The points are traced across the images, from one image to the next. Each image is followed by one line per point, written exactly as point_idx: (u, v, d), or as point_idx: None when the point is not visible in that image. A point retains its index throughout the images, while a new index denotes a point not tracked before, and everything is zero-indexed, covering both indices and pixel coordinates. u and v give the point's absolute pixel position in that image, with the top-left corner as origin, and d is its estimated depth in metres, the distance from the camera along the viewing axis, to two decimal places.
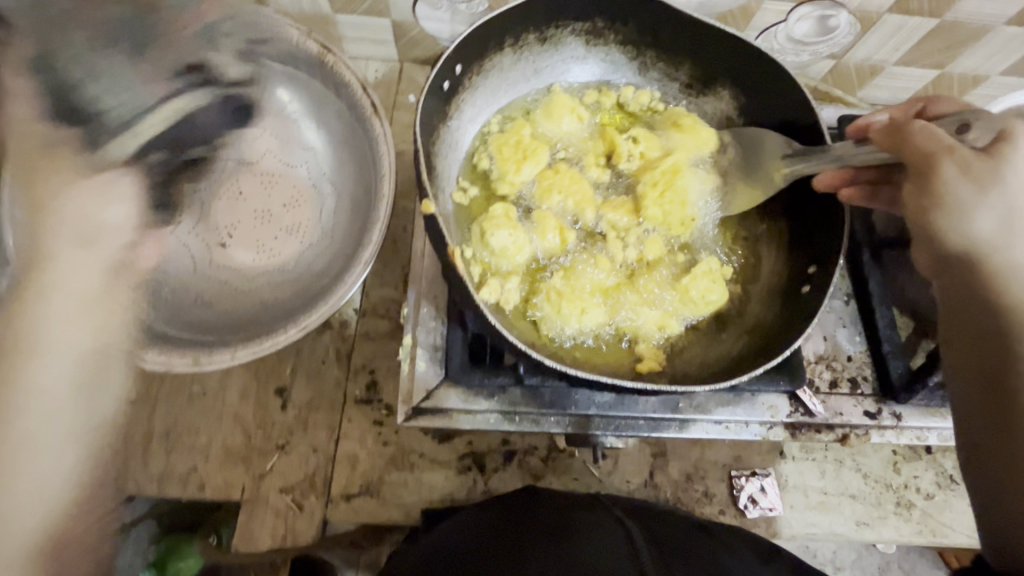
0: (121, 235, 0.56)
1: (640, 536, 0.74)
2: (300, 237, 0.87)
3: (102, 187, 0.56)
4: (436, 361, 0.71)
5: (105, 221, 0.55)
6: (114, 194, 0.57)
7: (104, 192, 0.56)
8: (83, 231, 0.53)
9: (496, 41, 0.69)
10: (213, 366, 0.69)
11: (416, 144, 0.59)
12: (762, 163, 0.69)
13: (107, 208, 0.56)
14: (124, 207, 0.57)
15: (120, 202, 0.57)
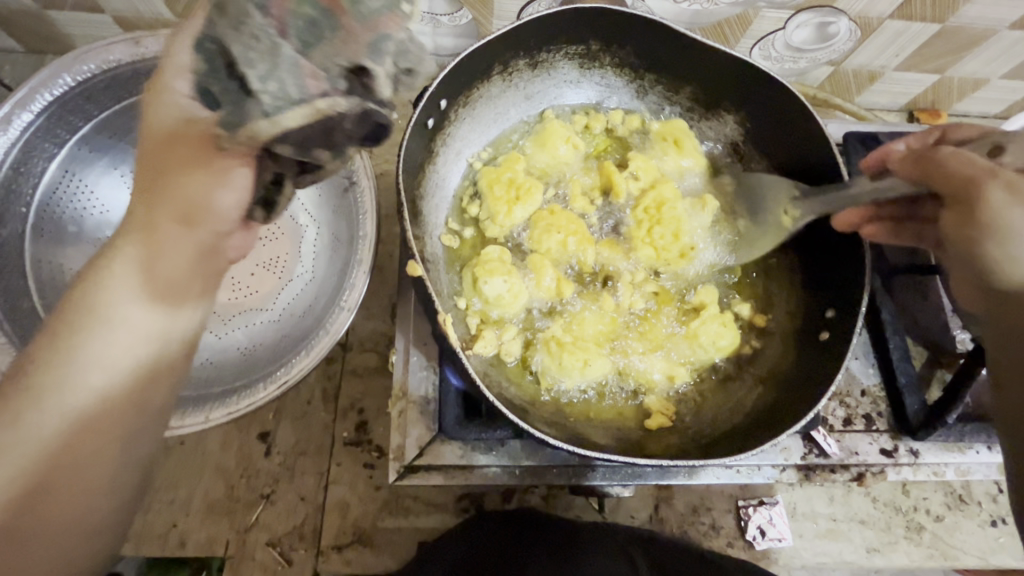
0: (222, 225, 0.47)
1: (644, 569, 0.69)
2: (279, 274, 0.80)
3: (218, 171, 0.45)
4: (429, 414, 0.66)
5: (218, 207, 0.46)
6: (231, 180, 0.45)
7: (222, 176, 0.45)
8: (188, 210, 0.45)
9: (484, 70, 0.66)
10: (185, 430, 0.65)
11: (399, 192, 0.55)
12: (768, 205, 0.68)
13: (218, 193, 0.45)
14: (236, 194, 0.46)
15: (238, 190, 0.46)
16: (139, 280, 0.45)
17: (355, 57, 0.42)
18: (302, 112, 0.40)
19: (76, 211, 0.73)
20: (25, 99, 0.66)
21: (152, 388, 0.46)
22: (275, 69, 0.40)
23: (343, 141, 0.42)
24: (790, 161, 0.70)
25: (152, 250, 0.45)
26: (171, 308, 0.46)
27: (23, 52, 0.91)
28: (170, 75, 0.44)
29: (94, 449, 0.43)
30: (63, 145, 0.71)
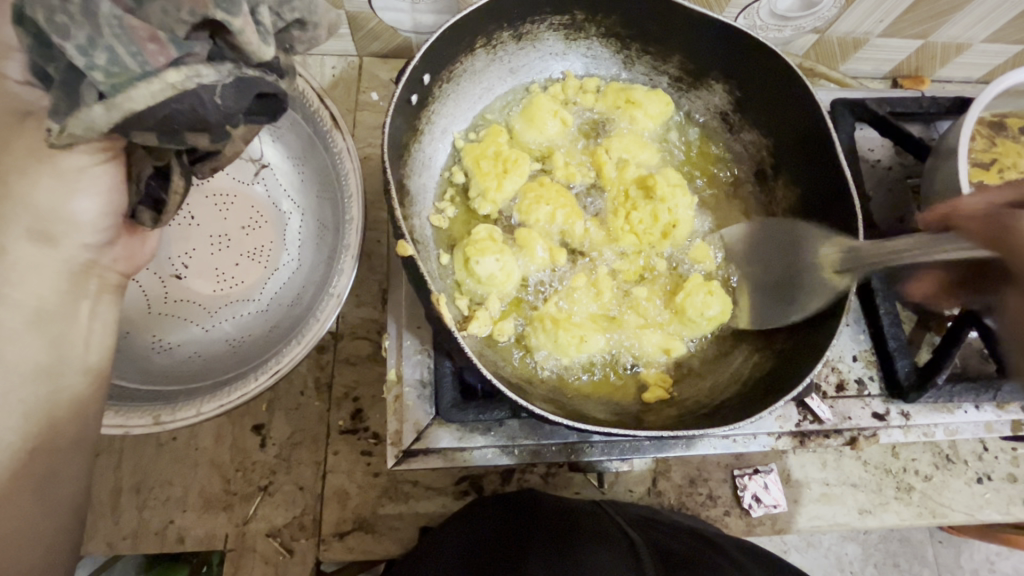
0: (86, 234, 0.50)
1: (644, 540, 0.70)
2: (264, 263, 0.78)
3: (73, 175, 0.49)
4: (425, 399, 0.65)
5: (74, 213, 0.50)
6: (83, 181, 0.49)
7: (75, 181, 0.49)
8: (40, 225, 0.48)
9: (467, 42, 0.64)
10: (176, 425, 0.62)
11: (385, 173, 0.53)
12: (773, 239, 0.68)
13: (74, 198, 0.49)
14: (93, 197, 0.50)
15: (95, 191, 0.50)
16: (9, 311, 0.45)
17: (200, 9, 0.41)
18: (150, 87, 0.41)
19: None
20: None
21: (55, 407, 0.46)
22: (97, 39, 0.40)
23: (217, 118, 0.44)
24: (780, 126, 0.69)
25: (13, 278, 0.46)
26: (57, 328, 0.47)
27: None
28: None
29: (17, 482, 0.43)
30: None
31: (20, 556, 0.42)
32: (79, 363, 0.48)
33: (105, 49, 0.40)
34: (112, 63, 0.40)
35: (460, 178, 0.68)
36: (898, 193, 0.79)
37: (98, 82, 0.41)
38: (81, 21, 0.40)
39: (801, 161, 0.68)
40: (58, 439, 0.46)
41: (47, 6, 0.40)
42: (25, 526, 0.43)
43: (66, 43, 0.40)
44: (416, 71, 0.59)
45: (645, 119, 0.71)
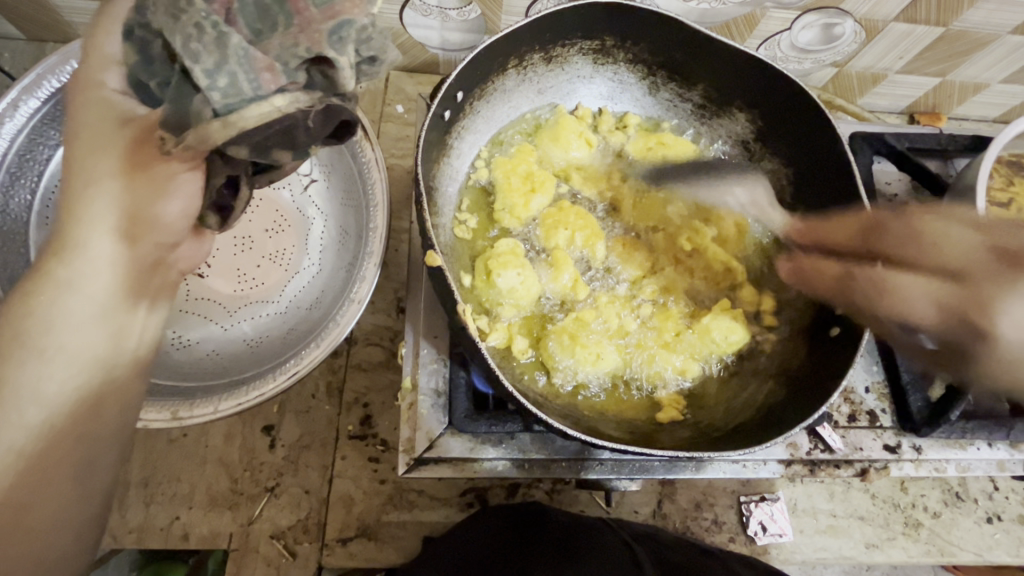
0: (166, 235, 0.49)
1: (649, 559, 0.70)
2: (285, 266, 0.80)
3: (165, 180, 0.47)
4: (439, 407, 0.66)
5: (163, 216, 0.48)
6: (175, 187, 0.48)
7: (165, 187, 0.48)
8: (127, 223, 0.46)
9: (500, 63, 0.67)
10: (194, 421, 0.64)
11: (417, 187, 0.54)
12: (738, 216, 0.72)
13: (163, 203, 0.48)
14: (182, 202, 0.49)
15: (184, 198, 0.49)
16: (80, 300, 0.44)
17: (315, 46, 0.44)
18: (259, 108, 0.42)
19: None
20: (33, 85, 0.66)
21: (106, 401, 0.45)
22: (223, 64, 0.42)
23: (304, 139, 0.46)
24: (801, 156, 0.70)
25: (87, 269, 0.44)
26: (121, 321, 0.46)
27: (26, 40, 0.94)
28: (97, 69, 0.47)
29: (41, 475, 0.42)
30: None
31: (45, 548, 0.42)
32: (132, 357, 0.47)
33: (227, 73, 0.41)
34: (230, 85, 0.42)
35: (484, 197, 0.70)
36: None
37: (213, 100, 0.42)
38: (212, 49, 0.41)
39: (824, 191, 0.69)
40: (97, 427, 0.45)
41: (185, 33, 0.41)
42: (58, 520, 0.43)
43: (193, 65, 0.41)
44: (451, 88, 0.61)
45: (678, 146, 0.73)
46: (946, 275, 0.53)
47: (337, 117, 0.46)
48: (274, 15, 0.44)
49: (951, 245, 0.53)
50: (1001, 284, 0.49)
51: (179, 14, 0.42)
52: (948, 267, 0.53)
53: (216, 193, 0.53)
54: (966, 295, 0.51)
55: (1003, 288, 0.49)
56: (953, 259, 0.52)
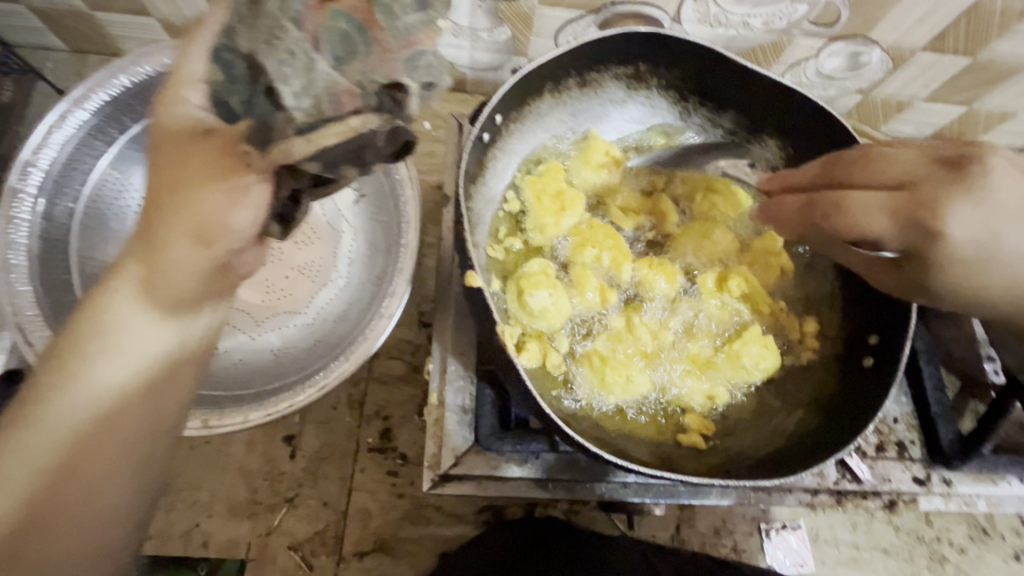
0: (238, 241, 0.49)
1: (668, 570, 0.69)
2: (312, 278, 0.80)
3: (236, 188, 0.47)
4: (465, 424, 0.66)
5: (232, 224, 0.48)
6: (249, 198, 0.48)
7: (238, 196, 0.48)
8: (201, 229, 0.47)
9: (536, 87, 0.69)
10: (223, 431, 0.65)
11: (456, 207, 0.55)
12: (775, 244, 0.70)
13: (234, 211, 0.48)
14: (252, 212, 0.48)
15: (253, 208, 0.48)
16: (156, 291, 0.47)
17: (393, 74, 0.46)
18: (337, 127, 0.43)
19: (120, 209, 0.74)
20: (82, 98, 0.69)
21: (166, 393, 0.48)
22: (311, 87, 0.44)
23: (373, 160, 0.46)
24: None
25: (163, 269, 0.47)
26: (186, 318, 0.48)
27: (69, 51, 0.97)
28: (181, 86, 0.50)
29: (95, 460, 0.44)
30: (112, 142, 0.73)
31: (89, 534, 0.45)
32: (195, 354, 0.50)
33: (314, 97, 0.44)
34: (313, 106, 0.44)
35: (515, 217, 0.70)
36: None
37: (297, 119, 0.44)
38: (299, 73, 0.44)
39: None
40: (153, 420, 0.47)
41: (279, 57, 0.44)
42: (116, 505, 0.46)
43: (283, 87, 0.44)
44: (490, 111, 0.63)
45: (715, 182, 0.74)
46: (891, 185, 0.52)
47: (403, 139, 0.45)
48: (355, 42, 0.46)
49: (894, 164, 0.53)
50: (951, 188, 0.50)
51: (274, 40, 0.44)
52: (898, 177, 0.53)
53: (279, 205, 0.52)
54: (916, 196, 0.50)
55: (956, 191, 0.50)
56: (896, 174, 0.53)
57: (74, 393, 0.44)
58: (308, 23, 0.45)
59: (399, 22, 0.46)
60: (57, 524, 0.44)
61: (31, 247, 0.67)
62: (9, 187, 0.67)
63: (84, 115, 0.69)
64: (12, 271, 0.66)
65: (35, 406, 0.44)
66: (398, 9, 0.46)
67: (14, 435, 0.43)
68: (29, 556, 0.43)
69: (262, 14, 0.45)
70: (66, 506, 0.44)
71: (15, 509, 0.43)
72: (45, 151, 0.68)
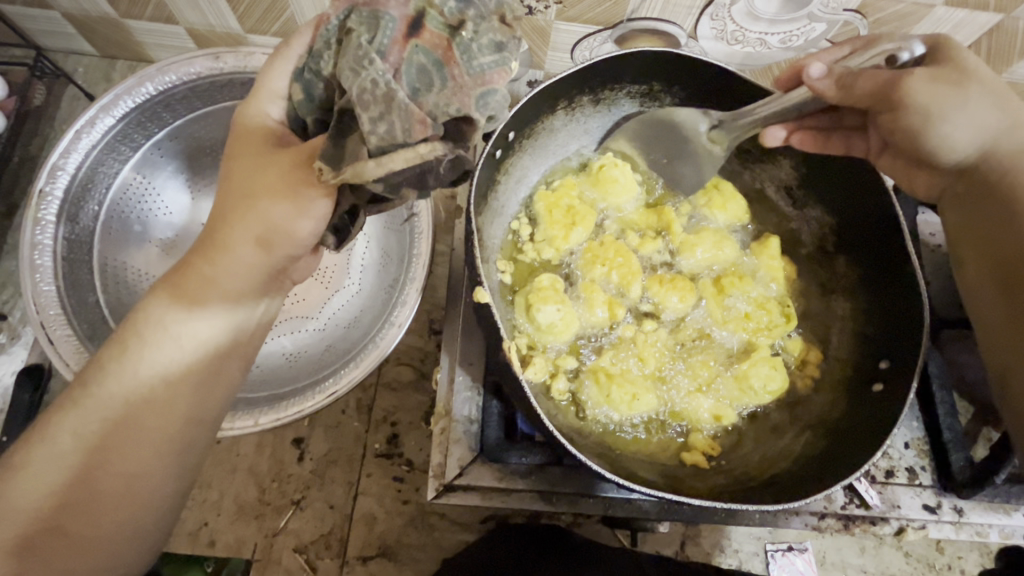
0: (296, 249, 0.53)
1: None
2: (326, 284, 0.82)
3: (303, 201, 0.50)
4: (471, 435, 0.67)
5: (297, 232, 0.52)
6: (311, 208, 0.51)
7: (303, 206, 0.50)
8: (266, 235, 0.51)
9: (550, 104, 0.69)
10: (233, 433, 0.66)
11: (471, 226, 0.56)
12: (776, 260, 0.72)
13: (301, 221, 0.51)
14: (314, 222, 0.52)
15: (316, 219, 0.52)
16: (218, 294, 0.51)
17: (465, 108, 0.48)
18: (406, 153, 0.45)
19: (143, 213, 0.77)
20: (110, 105, 0.71)
21: (215, 385, 0.53)
22: (386, 113, 0.45)
23: (433, 183, 0.48)
24: (844, 206, 0.71)
25: (226, 269, 0.51)
26: (243, 318, 0.54)
27: (98, 56, 1.00)
28: (263, 101, 0.54)
29: (156, 442, 0.50)
30: (137, 147, 0.75)
31: (138, 511, 0.50)
32: (244, 349, 0.55)
33: (387, 123, 0.45)
34: (388, 132, 0.45)
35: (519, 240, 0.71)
36: None
37: (370, 143, 0.45)
38: (379, 101, 0.45)
39: (869, 244, 0.68)
40: (207, 410, 0.53)
41: (360, 85, 0.45)
42: (159, 486, 0.51)
43: (362, 113, 0.45)
44: (504, 128, 0.64)
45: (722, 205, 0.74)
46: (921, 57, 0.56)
47: (463, 169, 0.49)
48: (432, 76, 0.48)
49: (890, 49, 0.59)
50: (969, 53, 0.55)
51: (360, 69, 0.46)
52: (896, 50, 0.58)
53: (336, 218, 0.54)
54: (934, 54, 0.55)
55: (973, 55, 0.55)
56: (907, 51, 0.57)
57: (136, 377, 0.50)
58: (392, 56, 0.48)
59: (475, 61, 0.48)
60: (109, 497, 0.49)
61: (56, 248, 0.69)
62: (37, 189, 0.68)
63: (111, 122, 0.71)
64: (37, 271, 0.67)
65: (102, 386, 0.49)
66: (475, 49, 0.48)
67: (81, 411, 0.49)
68: (83, 525, 0.48)
69: (351, 46, 0.47)
70: (117, 477, 0.49)
71: (70, 484, 0.48)
72: (73, 155, 0.70)
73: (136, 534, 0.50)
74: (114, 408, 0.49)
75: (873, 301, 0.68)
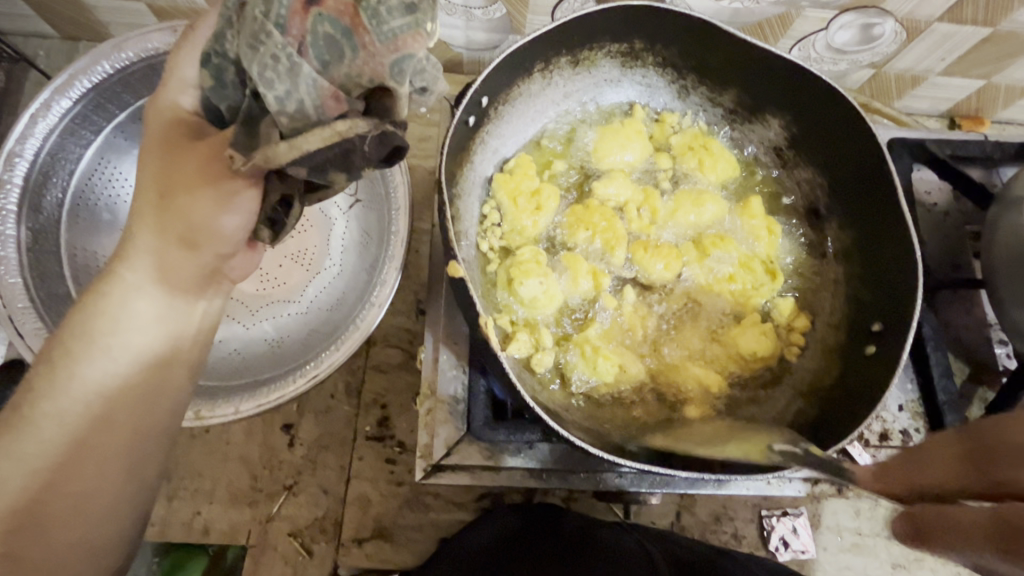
0: (223, 246, 0.52)
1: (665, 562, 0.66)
2: (306, 267, 0.80)
3: (225, 194, 0.49)
4: (456, 415, 0.66)
5: (221, 228, 0.51)
6: (236, 203, 0.50)
7: (227, 202, 0.50)
8: (188, 233, 0.50)
9: (525, 68, 0.66)
10: (215, 421, 0.65)
11: (442, 200, 0.54)
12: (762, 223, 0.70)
13: (223, 216, 0.50)
14: (239, 217, 0.51)
15: (242, 213, 0.51)
16: (144, 301, 0.50)
17: (378, 78, 0.47)
18: (321, 132, 0.43)
19: (110, 200, 0.74)
20: (65, 86, 0.67)
21: (158, 395, 0.52)
22: (293, 90, 0.44)
23: (359, 163, 0.45)
24: (836, 163, 0.69)
25: (147, 271, 0.50)
26: (178, 325, 0.52)
27: (58, 38, 0.95)
28: (172, 92, 0.52)
29: (95, 460, 0.49)
30: (99, 131, 0.72)
31: (95, 532, 0.49)
32: (187, 356, 0.54)
33: (296, 100, 0.44)
34: (298, 110, 0.44)
35: (494, 210, 0.67)
36: (955, 238, 0.76)
37: (280, 125, 0.44)
38: (285, 78, 0.44)
39: (866, 202, 0.66)
40: (149, 423, 0.51)
41: (259, 63, 0.44)
42: (111, 502, 0.50)
43: (267, 92, 0.43)
44: (475, 93, 0.61)
45: (710, 161, 0.71)
46: None
47: (392, 145, 0.45)
48: (342, 46, 0.46)
49: None
50: None
51: (258, 44, 0.44)
52: None
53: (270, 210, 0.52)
54: None
55: None
56: None
57: (70, 396, 0.48)
58: (293, 29, 0.46)
59: (385, 26, 0.46)
60: (59, 519, 0.47)
61: (21, 239, 0.66)
62: None
63: (68, 104, 0.68)
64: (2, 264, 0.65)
65: (35, 406, 0.47)
66: (385, 12, 0.47)
67: (18, 433, 0.47)
68: (34, 549, 0.46)
69: (246, 20, 0.45)
70: (65, 497, 0.48)
71: (19, 505, 0.46)
72: (30, 140, 0.67)
73: (93, 553, 0.49)
74: (54, 429, 0.48)
75: (867, 263, 0.66)
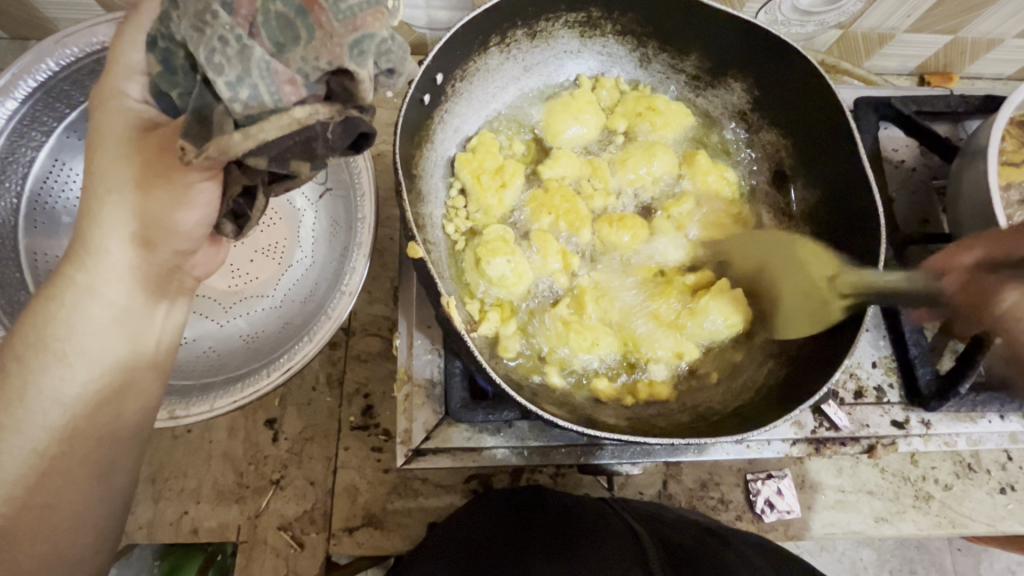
0: (183, 242, 0.52)
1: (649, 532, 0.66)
2: (279, 260, 0.79)
3: (182, 188, 0.48)
4: (435, 398, 0.66)
5: (181, 224, 0.51)
6: (192, 196, 0.49)
7: (184, 196, 0.49)
8: (149, 230, 0.50)
9: (480, 41, 0.65)
10: (192, 420, 0.64)
11: (399, 180, 0.53)
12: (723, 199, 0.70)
13: (180, 211, 0.50)
14: (199, 210, 0.50)
15: (201, 207, 0.50)
16: (102, 305, 0.50)
17: (337, 60, 0.44)
18: (278, 120, 0.42)
19: (67, 201, 0.72)
20: (9, 87, 0.65)
21: (124, 401, 0.51)
22: (244, 76, 0.42)
23: (323, 152, 0.45)
24: (801, 124, 0.69)
25: (103, 273, 0.50)
26: (140, 325, 0.52)
27: (7, 39, 0.91)
28: (118, 79, 0.49)
29: (62, 472, 0.48)
30: (51, 132, 0.70)
31: (68, 542, 0.49)
32: (151, 360, 0.53)
33: (249, 86, 0.42)
34: (253, 97, 0.42)
35: (459, 191, 0.67)
36: (923, 195, 0.77)
37: (235, 113, 0.42)
38: (235, 62, 0.42)
39: (829, 162, 0.66)
40: (117, 429, 0.51)
41: (207, 46, 0.42)
42: (80, 511, 0.50)
43: (216, 78, 0.42)
44: (429, 70, 0.60)
45: (667, 127, 0.71)
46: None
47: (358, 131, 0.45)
48: (296, 27, 0.44)
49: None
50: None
51: (204, 26, 0.42)
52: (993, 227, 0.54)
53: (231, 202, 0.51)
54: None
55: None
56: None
57: (30, 407, 0.47)
58: (242, 9, 0.44)
59: (342, 3, 0.44)
60: (23, 531, 0.47)
61: None
62: None
63: (12, 105, 0.65)
64: None
65: None
66: None
67: None
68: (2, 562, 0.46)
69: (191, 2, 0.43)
70: (32, 509, 0.47)
71: None
72: None
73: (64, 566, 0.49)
74: (14, 441, 0.47)
75: (832, 227, 0.66)
